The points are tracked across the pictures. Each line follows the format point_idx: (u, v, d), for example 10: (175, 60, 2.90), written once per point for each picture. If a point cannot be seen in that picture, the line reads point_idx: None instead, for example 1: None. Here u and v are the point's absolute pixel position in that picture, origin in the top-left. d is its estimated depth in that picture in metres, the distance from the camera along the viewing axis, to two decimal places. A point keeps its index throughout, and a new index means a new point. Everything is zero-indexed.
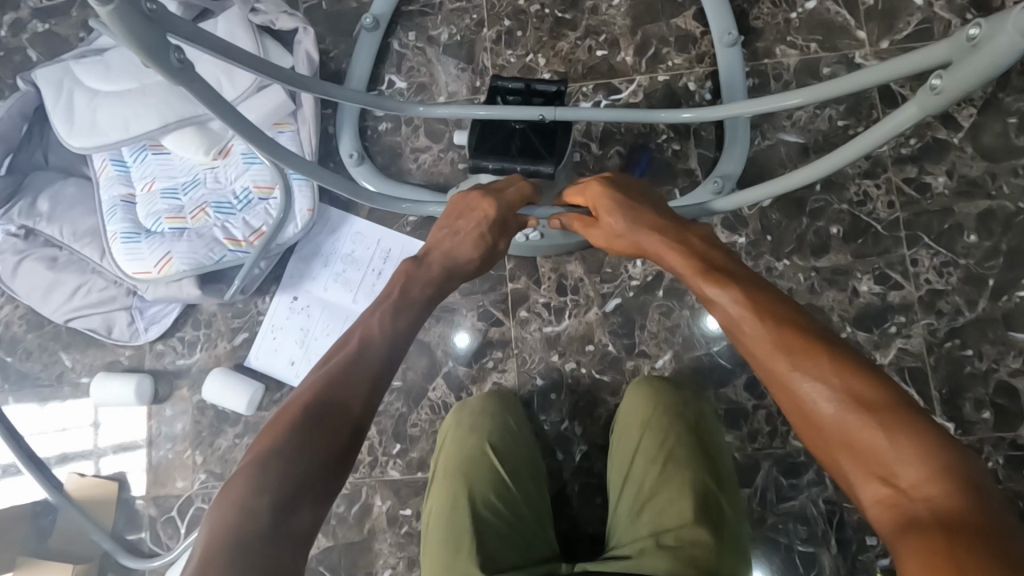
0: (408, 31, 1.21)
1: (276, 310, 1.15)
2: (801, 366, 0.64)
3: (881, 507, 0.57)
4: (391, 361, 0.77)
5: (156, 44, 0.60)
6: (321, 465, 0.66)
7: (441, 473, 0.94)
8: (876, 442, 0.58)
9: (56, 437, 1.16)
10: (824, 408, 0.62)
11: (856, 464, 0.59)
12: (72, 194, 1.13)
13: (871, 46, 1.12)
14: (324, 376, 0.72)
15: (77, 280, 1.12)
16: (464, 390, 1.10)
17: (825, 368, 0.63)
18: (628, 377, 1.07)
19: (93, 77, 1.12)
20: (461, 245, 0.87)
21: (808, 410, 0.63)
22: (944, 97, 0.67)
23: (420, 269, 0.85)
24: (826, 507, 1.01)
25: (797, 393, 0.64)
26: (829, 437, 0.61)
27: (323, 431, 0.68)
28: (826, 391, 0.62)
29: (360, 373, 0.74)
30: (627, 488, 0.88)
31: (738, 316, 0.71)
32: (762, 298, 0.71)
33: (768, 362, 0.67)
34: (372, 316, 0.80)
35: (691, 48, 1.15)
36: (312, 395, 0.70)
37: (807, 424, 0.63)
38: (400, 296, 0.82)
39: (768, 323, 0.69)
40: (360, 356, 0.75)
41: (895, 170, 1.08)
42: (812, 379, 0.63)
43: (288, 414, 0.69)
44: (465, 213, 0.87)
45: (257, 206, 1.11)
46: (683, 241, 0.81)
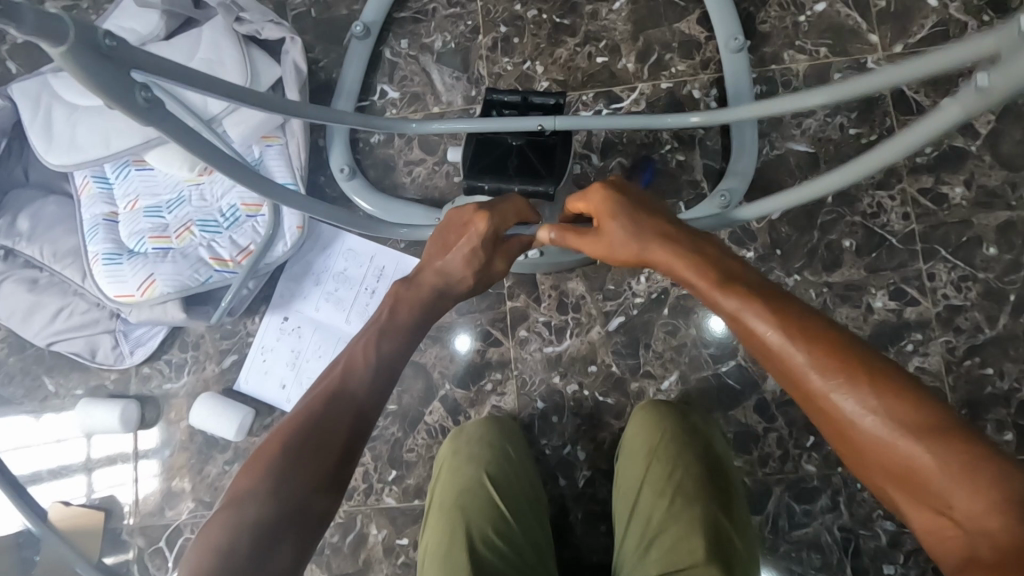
0: (400, 39, 1.17)
1: (266, 331, 1.11)
2: (839, 389, 0.57)
3: (935, 537, 0.54)
4: (380, 386, 0.72)
5: (115, 83, 0.57)
6: (305, 501, 0.62)
7: (436, 505, 0.89)
8: (932, 471, 0.53)
9: (42, 463, 1.11)
10: (871, 437, 0.56)
11: (907, 490, 0.55)
12: (52, 213, 1.09)
13: (883, 50, 1.07)
14: (307, 405, 0.68)
15: (59, 302, 1.08)
16: (462, 414, 1.06)
17: (867, 390, 0.56)
18: (633, 400, 1.03)
19: (71, 92, 1.07)
20: (454, 261, 0.80)
21: (852, 437, 0.57)
22: (991, 97, 0.54)
23: (410, 290, 0.80)
24: (842, 534, 0.96)
25: (836, 418, 0.58)
26: (878, 465, 0.56)
27: (309, 463, 0.64)
28: (871, 417, 0.56)
29: (346, 403, 0.69)
30: (634, 523, 0.83)
31: (761, 334, 0.63)
32: (788, 311, 0.63)
33: (800, 382, 0.60)
34: (359, 341, 0.75)
35: (695, 53, 1.10)
36: (294, 426, 0.66)
37: (851, 450, 0.58)
38: (389, 319, 0.77)
39: (799, 343, 0.60)
40: (344, 387, 0.70)
41: (910, 180, 1.03)
42: (854, 404, 0.56)
43: (270, 448, 0.65)
44: (457, 228, 0.81)
45: (244, 224, 1.06)
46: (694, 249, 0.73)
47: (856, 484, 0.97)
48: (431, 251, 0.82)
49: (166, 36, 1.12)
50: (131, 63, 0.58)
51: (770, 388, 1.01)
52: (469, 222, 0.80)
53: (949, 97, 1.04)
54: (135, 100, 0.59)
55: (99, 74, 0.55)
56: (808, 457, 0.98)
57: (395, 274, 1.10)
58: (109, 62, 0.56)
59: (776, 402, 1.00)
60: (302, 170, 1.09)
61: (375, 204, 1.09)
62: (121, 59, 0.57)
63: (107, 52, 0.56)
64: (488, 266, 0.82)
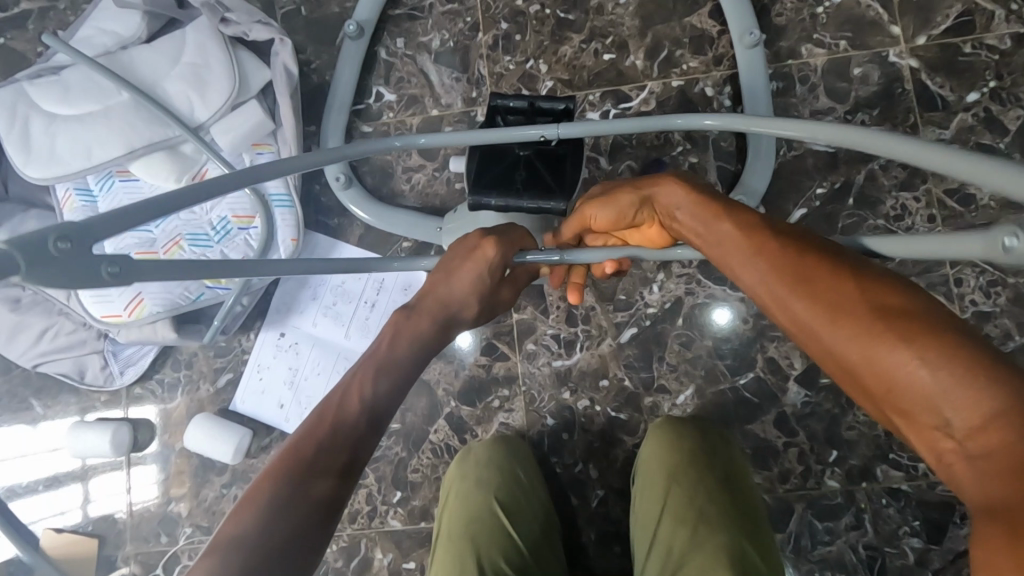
0: (396, 38, 1.11)
1: (262, 348, 1.06)
2: (815, 297, 0.53)
3: (943, 462, 0.46)
4: (377, 421, 0.64)
5: (93, 268, 0.44)
6: (294, 550, 0.54)
7: (444, 533, 0.85)
8: (920, 381, 0.46)
9: (31, 489, 1.07)
10: (849, 351, 0.50)
11: (896, 412, 0.48)
12: (34, 228, 1.04)
13: (905, 43, 1.02)
14: (293, 447, 0.60)
15: (44, 322, 1.03)
16: (468, 432, 1.01)
17: (844, 297, 0.52)
18: (647, 415, 0.99)
19: (49, 100, 1.01)
20: (460, 291, 0.75)
21: (835, 357, 0.52)
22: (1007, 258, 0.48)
23: (412, 322, 0.72)
24: (866, 553, 0.93)
25: (819, 339, 0.52)
26: (868, 389, 0.50)
27: (298, 507, 0.56)
28: (847, 324, 0.51)
29: (337, 444, 0.61)
30: (654, 552, 0.78)
31: (738, 254, 0.61)
32: (769, 239, 0.60)
33: (775, 301, 0.56)
34: (351, 379, 0.66)
35: (707, 49, 1.04)
36: (280, 471, 0.57)
37: (842, 374, 0.52)
38: (385, 352, 0.69)
39: (778, 267, 0.57)
40: (335, 428, 0.62)
41: (935, 181, 0.98)
42: (829, 311, 0.52)
43: (253, 497, 0.56)
44: (465, 257, 0.74)
45: (236, 237, 1.01)
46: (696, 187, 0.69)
47: (882, 500, 0.93)
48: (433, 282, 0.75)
49: (148, 38, 1.06)
50: (87, 237, 0.44)
51: (791, 401, 0.97)
52: (472, 250, 0.74)
53: (975, 92, 0.99)
54: (111, 269, 0.45)
55: (71, 272, 0.43)
56: (831, 473, 0.94)
57: (396, 286, 1.05)
58: (51, 262, 0.42)
59: (797, 417, 0.96)
60: (295, 180, 1.04)
61: (373, 213, 1.04)
62: (87, 242, 0.44)
63: (56, 248, 0.42)
64: (496, 294, 0.78)
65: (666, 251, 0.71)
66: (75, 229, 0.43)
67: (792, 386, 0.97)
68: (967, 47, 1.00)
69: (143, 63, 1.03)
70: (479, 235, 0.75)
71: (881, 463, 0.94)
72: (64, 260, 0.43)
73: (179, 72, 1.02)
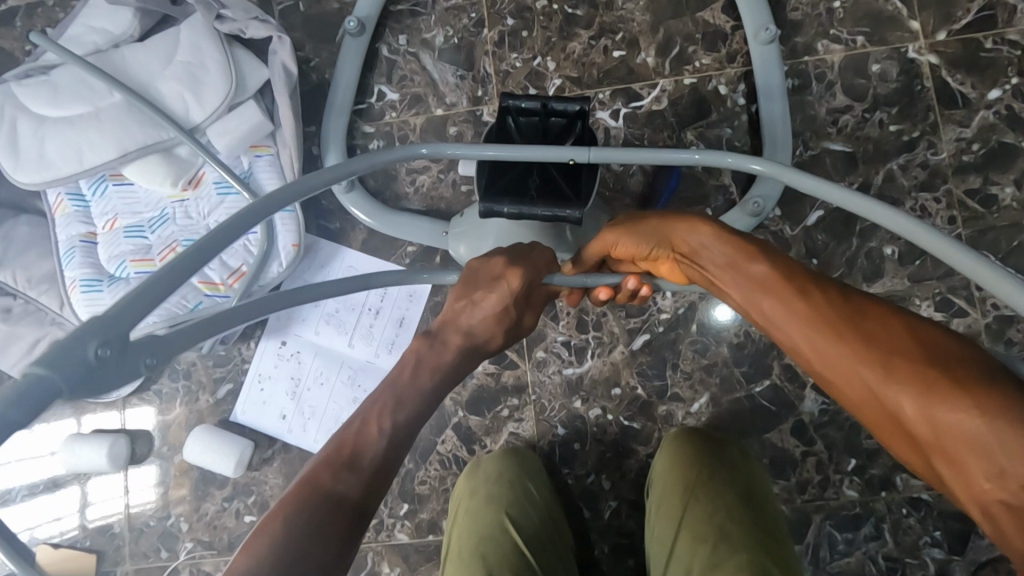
0: (398, 35, 1.07)
1: (262, 358, 1.03)
2: (858, 341, 0.51)
3: (996, 520, 0.43)
4: (397, 451, 0.62)
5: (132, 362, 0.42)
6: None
7: (455, 553, 0.82)
8: (969, 431, 0.44)
9: (25, 504, 1.03)
10: (894, 399, 0.48)
11: (947, 465, 0.46)
12: (24, 234, 1.00)
13: (925, 38, 0.98)
14: (309, 476, 0.57)
15: (35, 334, 0.98)
16: (476, 442, 0.98)
17: (887, 341, 0.50)
18: (660, 424, 0.96)
19: (37, 101, 0.97)
20: (483, 317, 0.72)
21: (877, 402, 0.49)
22: None
23: (435, 351, 0.69)
24: (886, 564, 0.90)
25: (861, 386, 0.50)
26: (912, 439, 0.48)
27: (314, 542, 0.52)
28: (893, 370, 0.48)
29: (355, 476, 0.58)
30: (672, 569, 0.76)
31: (772, 296, 0.58)
32: (809, 279, 0.57)
33: (815, 347, 0.54)
34: (371, 405, 0.63)
35: (721, 45, 1.01)
36: (297, 500, 0.55)
37: (882, 420, 0.50)
38: (404, 376, 0.66)
39: (820, 307, 0.55)
40: (355, 459, 0.59)
41: (956, 181, 0.96)
42: (871, 357, 0.50)
43: (267, 526, 0.53)
44: (485, 281, 0.72)
45: (235, 243, 0.98)
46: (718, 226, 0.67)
47: (902, 511, 0.91)
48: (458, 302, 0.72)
49: (141, 36, 1.02)
50: (124, 335, 0.42)
51: (808, 409, 0.94)
52: (500, 275, 0.72)
53: (997, 89, 0.96)
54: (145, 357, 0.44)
55: (110, 378, 0.41)
56: (850, 482, 0.92)
57: (400, 293, 1.02)
58: (89, 373, 0.40)
59: (815, 425, 0.94)
60: None
61: (376, 217, 1.00)
62: (123, 338, 0.42)
63: (96, 357, 0.40)
64: (518, 321, 0.75)
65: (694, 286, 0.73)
66: (113, 330, 0.41)
67: (810, 394, 0.94)
68: (989, 43, 0.97)
69: (136, 62, 0.99)
70: (505, 258, 0.73)
71: (902, 472, 0.92)
72: (102, 369, 0.40)
73: (173, 72, 0.98)
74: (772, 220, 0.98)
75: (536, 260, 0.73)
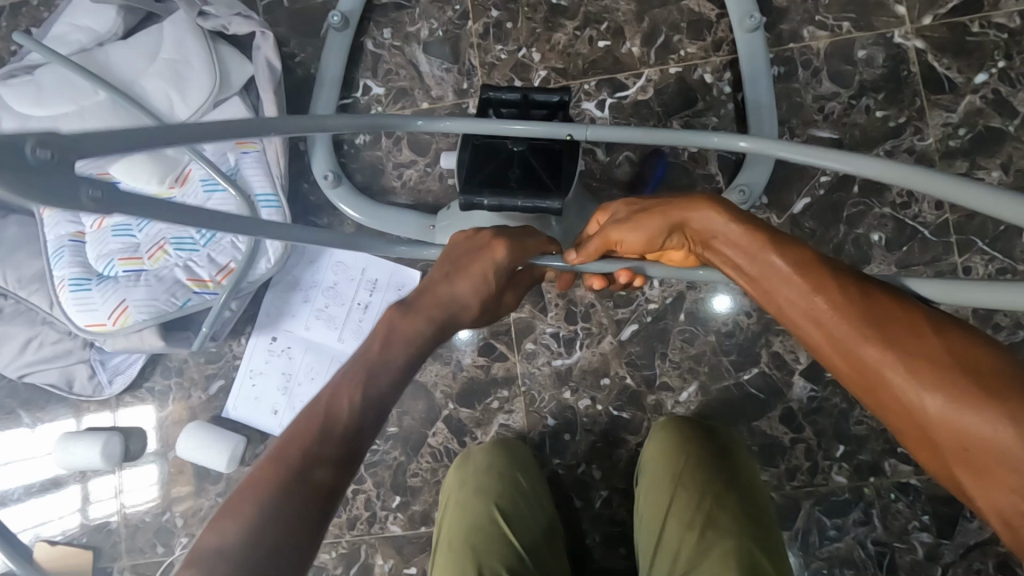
0: (383, 28, 1.07)
1: (253, 354, 1.03)
2: (893, 344, 0.49)
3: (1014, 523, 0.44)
4: (371, 423, 0.62)
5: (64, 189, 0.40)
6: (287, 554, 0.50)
7: (445, 543, 0.83)
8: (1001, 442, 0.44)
9: (21, 502, 1.04)
10: (927, 404, 0.47)
11: (970, 471, 0.46)
12: (12, 235, 1.00)
13: (911, 23, 0.98)
14: (282, 450, 0.56)
15: (28, 332, 1.00)
16: (468, 434, 0.99)
17: (921, 343, 0.49)
18: (649, 414, 0.96)
19: (22, 100, 0.97)
20: (463, 287, 0.75)
21: (905, 408, 0.49)
22: None
23: (405, 330, 0.70)
24: (876, 548, 0.91)
25: (888, 391, 0.49)
26: (934, 446, 0.48)
27: (289, 518, 0.52)
28: (929, 374, 0.47)
29: (330, 452, 0.58)
30: (661, 556, 0.77)
31: (801, 291, 0.56)
32: (836, 276, 0.55)
33: (843, 345, 0.52)
34: (341, 380, 0.63)
35: (706, 34, 1.01)
36: (271, 474, 0.54)
37: (904, 427, 0.49)
38: (375, 353, 0.67)
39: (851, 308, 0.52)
40: (327, 431, 0.59)
41: (943, 166, 0.95)
42: (906, 361, 0.48)
43: (239, 503, 0.52)
44: (469, 256, 0.75)
45: (223, 240, 0.98)
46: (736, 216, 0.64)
47: (891, 495, 0.91)
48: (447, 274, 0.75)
49: (125, 34, 1.02)
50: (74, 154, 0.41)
51: (797, 396, 0.94)
52: (488, 251, 0.75)
53: (984, 73, 0.96)
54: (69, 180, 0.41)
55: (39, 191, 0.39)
56: (839, 468, 0.93)
57: (390, 287, 1.02)
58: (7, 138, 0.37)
59: (803, 412, 0.94)
60: (282, 179, 1.00)
61: (364, 212, 1.00)
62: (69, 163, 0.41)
63: (35, 155, 0.39)
64: (496, 297, 0.79)
65: (690, 272, 0.70)
66: (55, 137, 0.40)
67: (798, 381, 0.95)
68: (976, 27, 0.97)
69: (121, 61, 0.98)
70: (495, 234, 0.76)
71: (890, 458, 0.92)
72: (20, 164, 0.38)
73: (157, 69, 0.97)
74: (760, 209, 0.97)
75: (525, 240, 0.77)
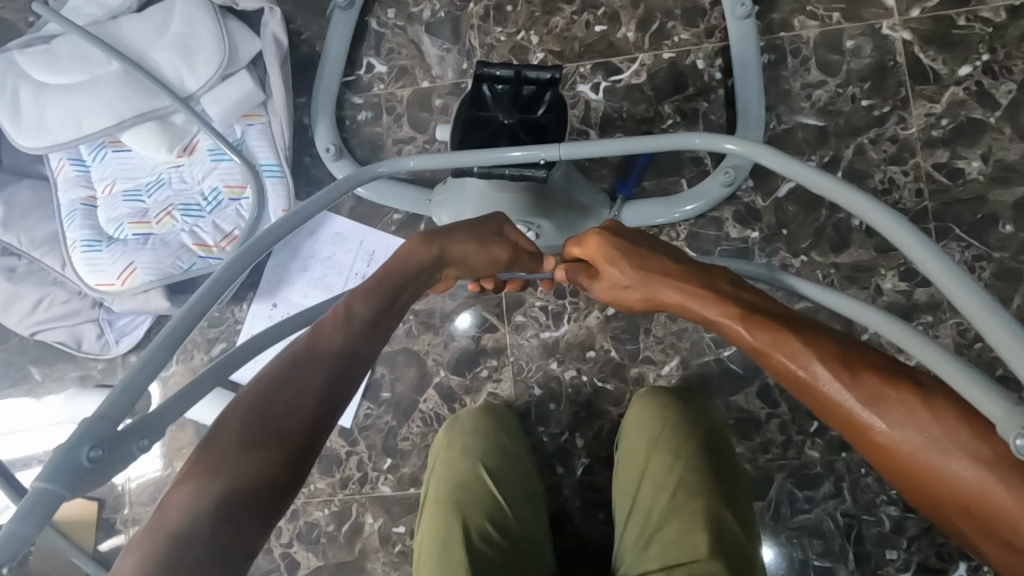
0: (387, 9, 1.11)
1: (254, 319, 1.07)
2: (887, 413, 0.49)
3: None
4: (324, 418, 0.55)
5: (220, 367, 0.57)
6: (262, 515, 0.49)
7: (431, 497, 0.88)
8: (975, 480, 0.44)
9: (43, 465, 1.08)
10: (936, 471, 0.46)
11: (979, 528, 0.45)
12: (27, 199, 1.05)
13: (899, 15, 1.01)
14: (264, 380, 0.55)
15: (39, 292, 1.04)
16: (456, 401, 1.03)
17: (911, 408, 0.48)
18: (632, 386, 1.00)
19: (39, 69, 1.02)
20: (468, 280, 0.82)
21: (928, 474, 0.47)
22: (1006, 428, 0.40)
23: (353, 320, 0.62)
24: (844, 520, 0.94)
25: (869, 432, 0.50)
26: (914, 482, 0.48)
27: (273, 444, 0.51)
28: (917, 438, 0.47)
29: (316, 366, 0.57)
30: (635, 515, 0.82)
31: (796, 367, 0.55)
32: (822, 346, 0.54)
33: (839, 412, 0.52)
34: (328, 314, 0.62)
35: (699, 21, 1.04)
36: (250, 406, 0.53)
37: (919, 488, 0.48)
38: (306, 344, 0.59)
39: (828, 364, 0.53)
40: (316, 351, 0.58)
41: (924, 155, 0.98)
42: (899, 427, 0.48)
43: (224, 429, 0.51)
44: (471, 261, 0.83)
45: (228, 208, 1.02)
46: (708, 284, 0.67)
47: (860, 470, 0.95)
48: (457, 250, 0.75)
49: (138, 7, 1.06)
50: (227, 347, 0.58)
51: None
52: (498, 247, 0.77)
53: (968, 65, 0.99)
54: (130, 384, 0.48)
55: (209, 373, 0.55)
56: (811, 443, 0.96)
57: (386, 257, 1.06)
58: (89, 477, 0.44)
59: (779, 389, 0.98)
60: (286, 151, 1.04)
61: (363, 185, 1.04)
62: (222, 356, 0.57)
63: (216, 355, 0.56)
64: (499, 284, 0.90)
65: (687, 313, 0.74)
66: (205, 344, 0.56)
67: None
68: (961, 20, 0.99)
69: (133, 32, 1.02)
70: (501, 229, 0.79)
71: None
72: (107, 438, 0.45)
73: (168, 42, 1.01)
74: (744, 192, 1.01)
75: (524, 249, 0.80)
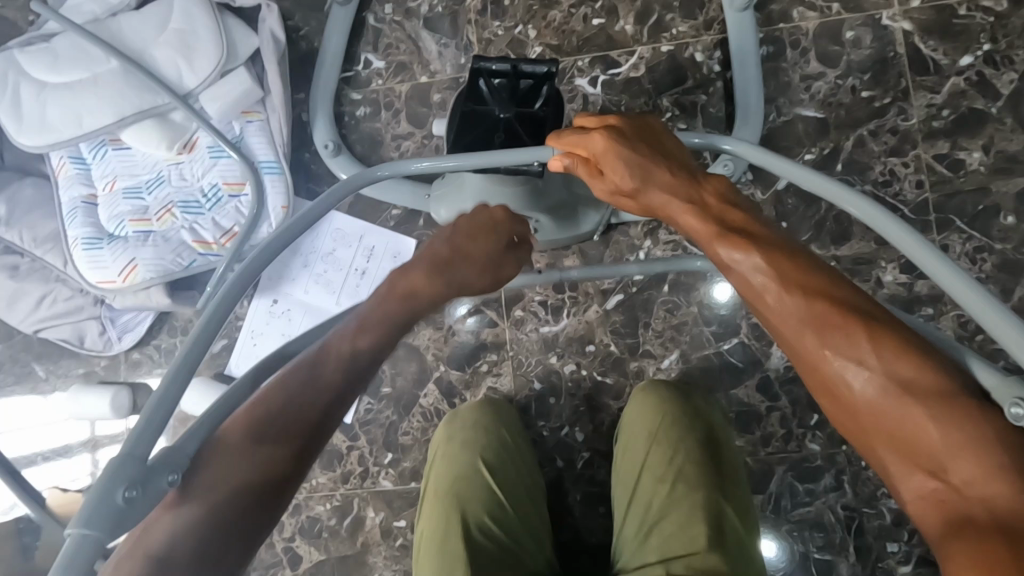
0: (384, 4, 1.10)
1: (255, 315, 1.08)
2: (839, 346, 0.49)
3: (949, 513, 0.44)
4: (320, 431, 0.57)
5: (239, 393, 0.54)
6: (252, 521, 0.52)
7: (431, 492, 0.88)
8: (932, 437, 0.45)
9: (49, 461, 1.09)
10: (890, 414, 0.46)
11: (895, 453, 0.47)
12: (29, 196, 1.05)
13: (900, 5, 1.00)
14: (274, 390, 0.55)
15: (41, 289, 1.05)
16: (456, 396, 1.03)
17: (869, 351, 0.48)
18: (632, 380, 1.00)
19: (39, 67, 1.02)
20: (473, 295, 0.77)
21: (878, 425, 0.47)
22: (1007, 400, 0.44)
23: (352, 318, 0.61)
24: (845, 513, 0.94)
25: (833, 377, 0.49)
26: (867, 439, 0.49)
27: (269, 457, 0.53)
28: (864, 373, 0.47)
29: (323, 376, 0.57)
30: (634, 508, 0.82)
31: (762, 288, 0.53)
32: (805, 274, 0.52)
33: (799, 348, 0.51)
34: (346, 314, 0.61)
35: (698, 13, 1.03)
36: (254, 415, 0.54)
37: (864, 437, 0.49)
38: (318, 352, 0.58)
39: (808, 295, 0.51)
40: (326, 360, 0.57)
41: (925, 146, 0.97)
42: (856, 365, 0.48)
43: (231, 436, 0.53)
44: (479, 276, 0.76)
45: (227, 204, 1.02)
46: (696, 199, 0.60)
47: (861, 463, 0.95)
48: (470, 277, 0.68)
49: (137, 5, 1.06)
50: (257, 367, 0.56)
51: (774, 365, 0.98)
52: (509, 267, 0.71)
53: (969, 55, 0.98)
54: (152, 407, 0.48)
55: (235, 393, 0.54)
56: (812, 435, 0.96)
57: (386, 253, 1.07)
58: (127, 518, 0.44)
59: (779, 381, 0.98)
60: (285, 147, 1.05)
61: None
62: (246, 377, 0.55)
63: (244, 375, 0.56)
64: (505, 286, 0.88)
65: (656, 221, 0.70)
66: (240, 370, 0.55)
67: (776, 351, 0.98)
68: (963, 9, 0.99)
69: (132, 29, 1.03)
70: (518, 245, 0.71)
71: None
72: (140, 476, 0.45)
73: (167, 39, 1.02)
74: (743, 185, 1.01)
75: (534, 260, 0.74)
